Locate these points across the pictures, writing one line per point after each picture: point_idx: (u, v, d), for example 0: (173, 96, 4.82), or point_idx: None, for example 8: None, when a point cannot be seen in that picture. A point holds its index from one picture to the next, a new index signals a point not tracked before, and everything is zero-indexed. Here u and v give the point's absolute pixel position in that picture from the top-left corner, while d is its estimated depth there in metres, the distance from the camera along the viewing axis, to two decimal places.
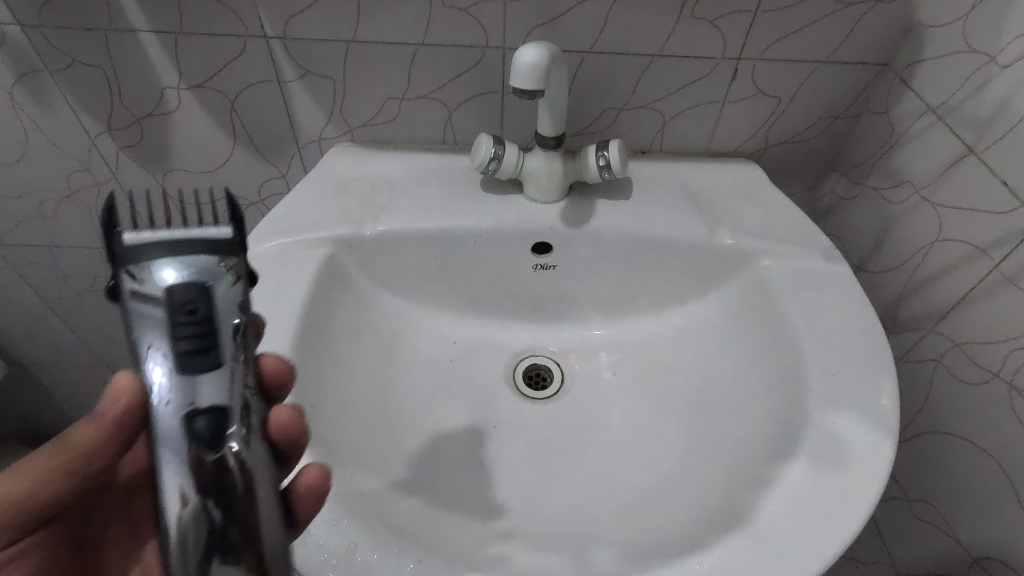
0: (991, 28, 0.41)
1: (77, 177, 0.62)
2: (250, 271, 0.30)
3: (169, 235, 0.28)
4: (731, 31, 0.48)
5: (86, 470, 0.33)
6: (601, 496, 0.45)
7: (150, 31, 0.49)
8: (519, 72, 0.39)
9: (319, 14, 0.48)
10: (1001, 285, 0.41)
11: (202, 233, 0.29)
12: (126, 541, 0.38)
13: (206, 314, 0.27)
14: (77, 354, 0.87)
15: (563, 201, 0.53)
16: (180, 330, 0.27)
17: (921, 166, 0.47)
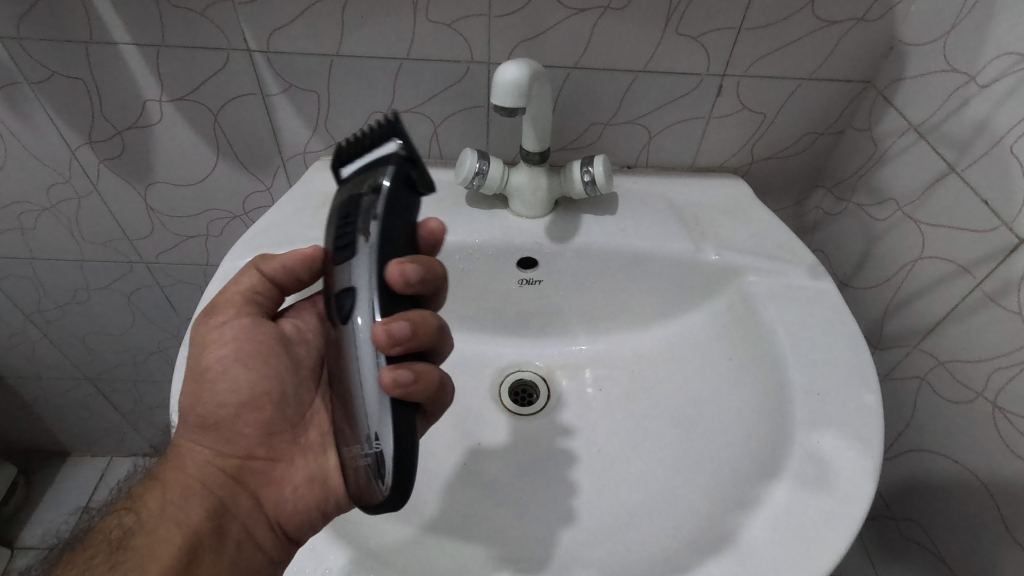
0: (970, 48, 0.41)
1: (57, 190, 0.61)
2: (410, 178, 0.37)
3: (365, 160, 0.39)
4: (714, 48, 0.48)
5: (215, 401, 0.41)
6: (586, 516, 0.45)
7: (132, 43, 0.49)
8: (500, 89, 0.39)
9: (302, 27, 0.47)
10: (984, 303, 0.41)
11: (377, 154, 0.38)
12: (307, 481, 0.42)
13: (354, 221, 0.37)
14: (57, 368, 0.85)
15: (548, 216, 0.52)
16: (335, 228, 0.38)
17: (903, 183, 0.48)
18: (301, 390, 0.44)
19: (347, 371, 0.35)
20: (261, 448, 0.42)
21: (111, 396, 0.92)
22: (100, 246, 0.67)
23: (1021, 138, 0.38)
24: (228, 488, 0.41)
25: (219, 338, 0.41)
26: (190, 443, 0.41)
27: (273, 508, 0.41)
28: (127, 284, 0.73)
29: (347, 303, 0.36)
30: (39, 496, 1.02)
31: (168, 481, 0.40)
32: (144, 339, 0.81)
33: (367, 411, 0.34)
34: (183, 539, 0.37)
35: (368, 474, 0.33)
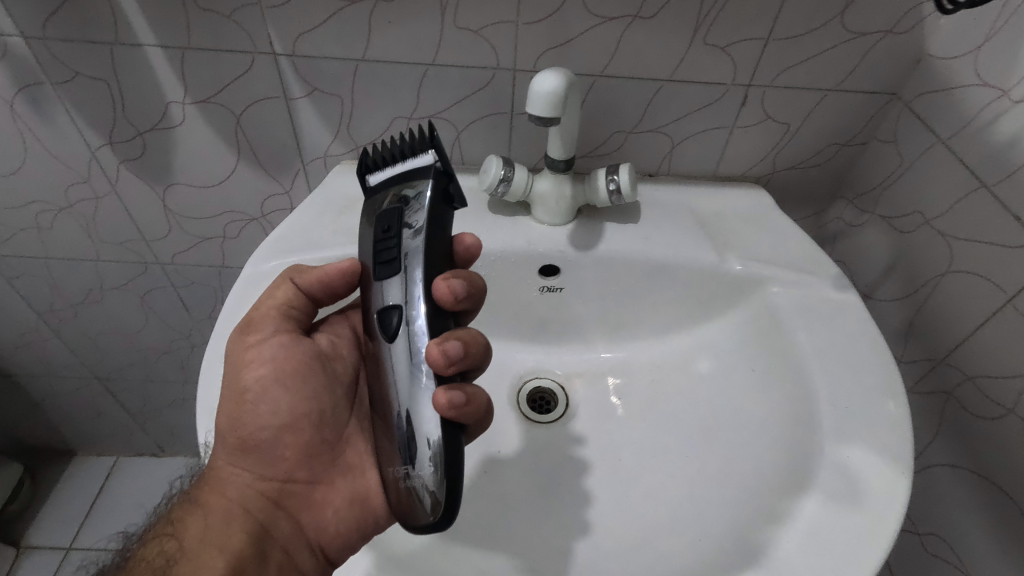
0: (1002, 63, 0.41)
1: (75, 190, 0.60)
2: (447, 192, 0.37)
3: (400, 168, 0.38)
4: (742, 58, 0.48)
5: (254, 423, 0.40)
6: (611, 527, 0.45)
7: (157, 45, 0.49)
8: (537, 99, 0.39)
9: (329, 32, 0.47)
10: (1016, 319, 0.41)
11: (414, 163, 0.38)
12: (348, 502, 0.42)
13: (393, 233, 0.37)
14: (67, 367, 0.85)
15: (571, 224, 0.52)
16: (377, 245, 0.38)
17: (930, 196, 0.48)
18: (338, 410, 0.43)
19: (387, 388, 0.36)
20: (301, 469, 0.42)
21: (119, 395, 0.91)
22: (116, 246, 0.67)
23: None
24: (269, 510, 0.41)
25: (259, 358, 0.41)
26: (229, 466, 0.41)
27: (314, 531, 0.41)
28: (141, 284, 0.72)
29: (392, 322, 0.36)
30: (45, 495, 1.02)
31: (209, 505, 0.40)
32: (155, 339, 0.81)
33: (415, 431, 0.34)
34: (227, 563, 0.37)
35: (417, 493, 0.33)
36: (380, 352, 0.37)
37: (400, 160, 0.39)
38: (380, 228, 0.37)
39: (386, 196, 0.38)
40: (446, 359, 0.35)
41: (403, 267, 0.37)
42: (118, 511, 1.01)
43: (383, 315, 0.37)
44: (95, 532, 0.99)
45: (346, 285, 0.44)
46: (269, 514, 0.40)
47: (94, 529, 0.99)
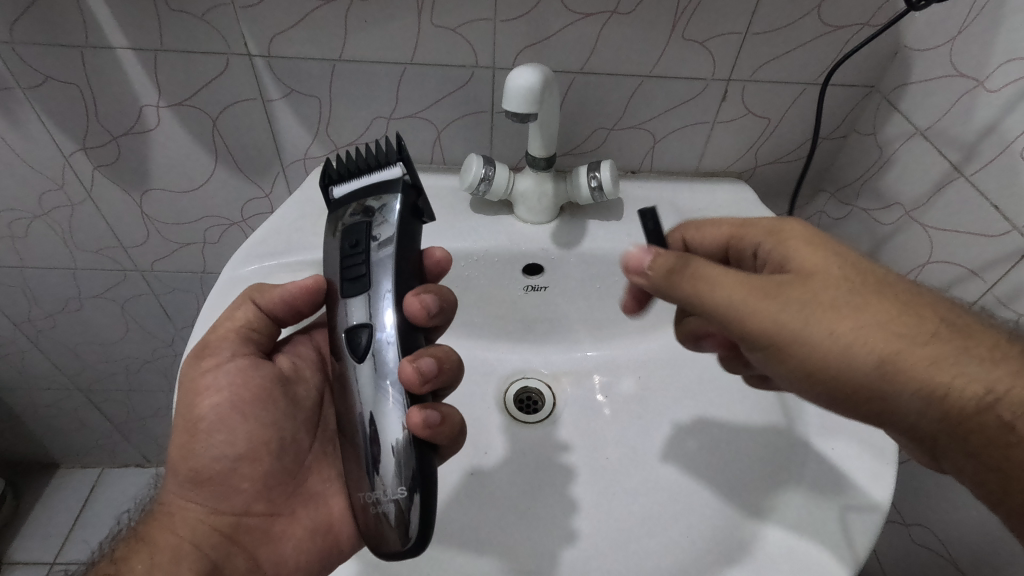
0: (976, 54, 0.41)
1: (50, 198, 0.59)
2: (416, 206, 0.37)
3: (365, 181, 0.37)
4: (720, 53, 0.48)
5: (208, 454, 0.39)
6: (599, 526, 0.44)
7: (130, 48, 0.48)
8: (512, 94, 0.39)
9: (305, 32, 0.47)
10: (997, 306, 0.42)
11: (380, 177, 0.37)
12: (310, 534, 0.41)
13: (359, 250, 0.36)
14: (47, 378, 0.83)
15: (554, 222, 0.52)
16: (342, 261, 0.37)
17: (909, 187, 0.48)
18: (300, 437, 0.43)
19: (353, 410, 0.35)
20: (258, 502, 0.41)
21: (102, 406, 0.90)
22: (93, 254, 0.66)
23: None
24: (225, 545, 0.39)
25: (214, 385, 0.40)
26: (183, 500, 0.40)
27: (272, 567, 0.40)
28: (121, 292, 0.71)
29: (358, 339, 0.35)
30: (27, 509, 1.00)
31: (157, 543, 0.38)
32: (136, 348, 0.80)
33: (385, 453, 0.33)
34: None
35: (386, 518, 0.33)
36: (344, 372, 0.36)
37: (362, 176, 0.38)
38: (345, 244, 0.37)
39: (348, 212, 0.37)
40: (422, 377, 0.35)
41: (369, 284, 0.36)
42: (102, 524, 0.99)
43: (348, 333, 0.36)
44: (79, 546, 0.97)
45: (309, 304, 0.43)
46: (223, 550, 0.39)
47: (78, 542, 0.97)
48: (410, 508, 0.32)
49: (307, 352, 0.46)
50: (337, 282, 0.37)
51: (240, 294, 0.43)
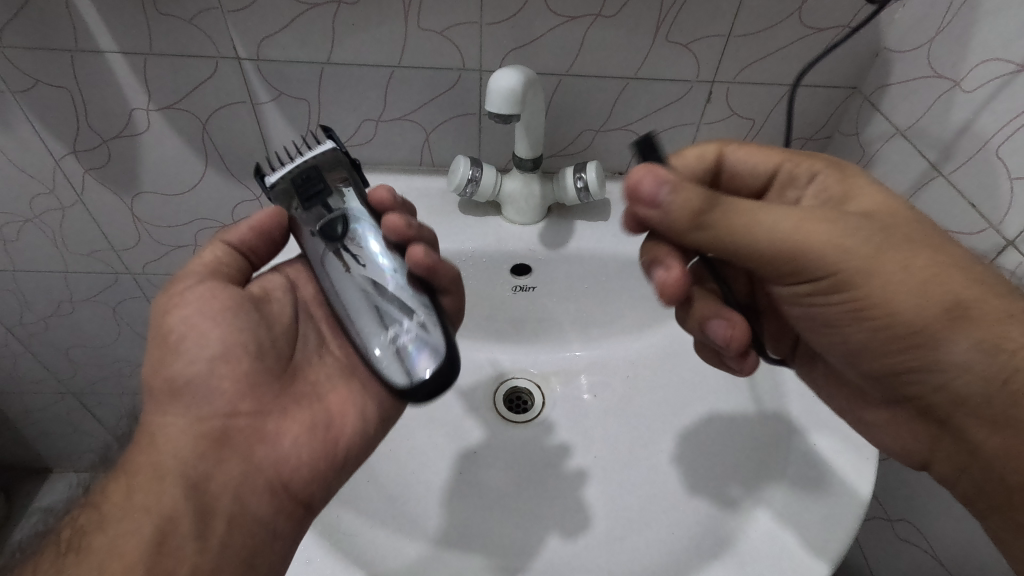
0: (953, 55, 0.42)
1: (40, 201, 0.59)
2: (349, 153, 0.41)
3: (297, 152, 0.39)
4: (704, 55, 0.48)
5: (184, 362, 0.37)
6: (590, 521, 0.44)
7: (119, 52, 0.48)
8: (495, 96, 0.39)
9: (293, 36, 0.47)
10: None
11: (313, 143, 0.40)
12: (308, 430, 0.39)
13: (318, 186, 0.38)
14: (39, 381, 0.83)
15: (542, 222, 0.52)
16: (287, 189, 0.38)
17: (891, 186, 0.49)
18: (281, 345, 0.41)
19: (366, 310, 0.37)
20: (245, 400, 0.38)
21: (94, 410, 0.90)
22: (84, 257, 0.66)
23: (1006, 141, 0.39)
24: (214, 449, 0.36)
25: (182, 299, 0.39)
26: (162, 415, 0.37)
27: (272, 466, 0.37)
28: (113, 295, 0.71)
29: (337, 228, 0.38)
30: (19, 514, 1.00)
31: (135, 467, 0.35)
32: (128, 351, 0.80)
33: (393, 305, 0.37)
34: (149, 525, 0.33)
35: (404, 354, 0.36)
36: (331, 267, 0.39)
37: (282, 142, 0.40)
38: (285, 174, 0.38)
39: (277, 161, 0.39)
40: (427, 256, 0.39)
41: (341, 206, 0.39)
42: None
43: (326, 229, 0.38)
44: None
45: (281, 230, 0.42)
46: (211, 454, 0.36)
47: None
48: (430, 329, 0.37)
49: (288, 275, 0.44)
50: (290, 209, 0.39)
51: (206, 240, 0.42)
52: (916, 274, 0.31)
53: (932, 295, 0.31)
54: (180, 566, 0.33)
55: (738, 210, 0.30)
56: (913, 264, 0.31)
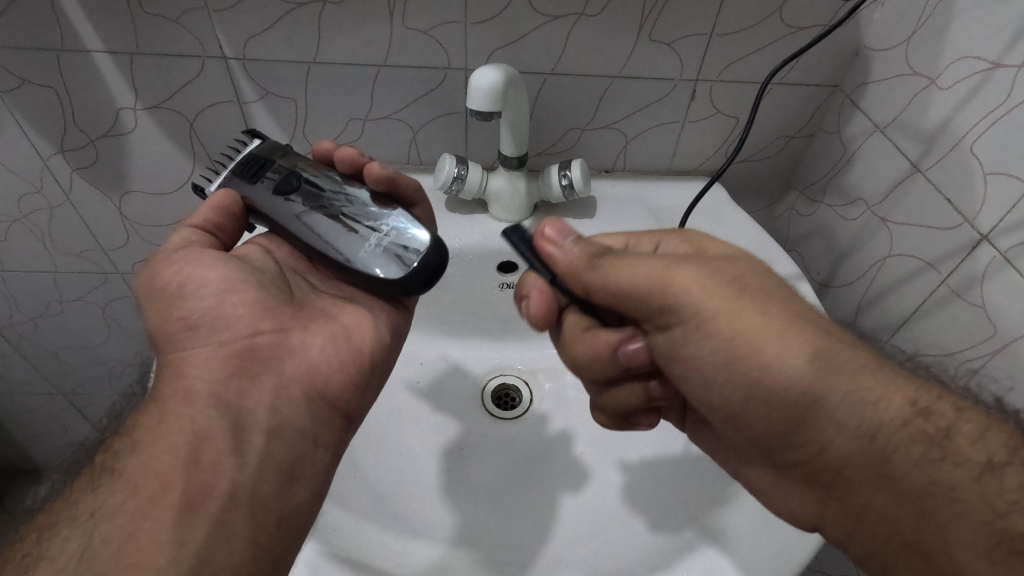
0: (930, 53, 0.43)
1: (27, 201, 0.59)
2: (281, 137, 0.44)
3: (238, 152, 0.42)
4: (687, 54, 0.49)
5: (192, 300, 0.38)
6: (578, 511, 0.45)
7: (105, 51, 0.48)
8: (476, 94, 0.40)
9: (279, 35, 0.47)
10: (950, 298, 0.43)
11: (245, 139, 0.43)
12: (330, 341, 0.41)
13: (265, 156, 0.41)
14: (29, 382, 0.83)
15: (527, 220, 0.53)
16: (234, 179, 0.41)
17: (872, 182, 0.49)
18: (279, 283, 0.42)
19: (343, 224, 0.39)
20: (265, 320, 0.39)
21: (85, 411, 0.90)
22: (73, 257, 0.66)
23: (981, 137, 0.39)
24: (243, 369, 0.37)
25: (173, 258, 0.39)
26: (183, 350, 0.37)
27: (304, 374, 0.39)
28: (102, 294, 0.71)
29: (293, 181, 0.40)
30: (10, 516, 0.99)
31: (164, 394, 0.35)
32: (119, 351, 0.80)
33: (368, 212, 0.39)
34: (184, 441, 0.32)
35: (399, 249, 0.38)
36: (307, 216, 0.39)
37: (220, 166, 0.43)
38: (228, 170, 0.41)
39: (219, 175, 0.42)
40: (384, 171, 0.43)
41: (296, 159, 0.41)
42: None
43: (283, 186, 0.40)
44: None
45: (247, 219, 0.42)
46: (241, 371, 0.36)
47: None
48: (411, 219, 0.39)
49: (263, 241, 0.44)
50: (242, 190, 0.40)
51: (177, 228, 0.41)
52: (731, 329, 0.32)
53: (720, 380, 0.33)
54: (222, 475, 0.32)
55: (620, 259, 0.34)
56: (703, 294, 0.32)
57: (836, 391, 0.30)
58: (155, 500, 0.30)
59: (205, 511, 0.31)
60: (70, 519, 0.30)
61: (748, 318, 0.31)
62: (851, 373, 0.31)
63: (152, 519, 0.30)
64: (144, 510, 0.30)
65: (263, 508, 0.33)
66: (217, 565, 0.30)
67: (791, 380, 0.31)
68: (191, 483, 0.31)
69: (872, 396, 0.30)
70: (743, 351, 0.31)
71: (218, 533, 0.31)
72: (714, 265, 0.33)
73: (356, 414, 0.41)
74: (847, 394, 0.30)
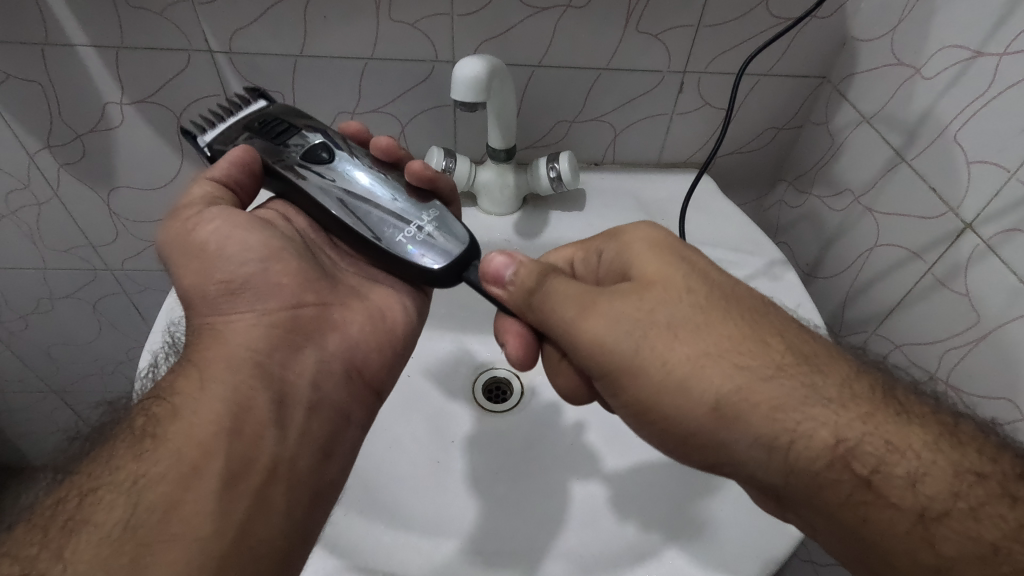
0: (914, 43, 0.43)
1: (16, 197, 0.59)
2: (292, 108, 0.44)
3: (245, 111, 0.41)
4: (675, 46, 0.49)
5: (231, 264, 0.38)
6: (586, 499, 0.44)
7: (91, 45, 0.48)
8: (460, 84, 0.40)
9: (265, 28, 0.47)
10: (935, 287, 0.43)
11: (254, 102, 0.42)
12: (368, 319, 0.41)
13: (282, 125, 0.40)
14: (21, 380, 0.83)
15: (516, 213, 0.53)
16: (247, 135, 0.40)
17: (859, 171, 0.49)
18: (316, 258, 0.42)
19: (365, 211, 0.38)
20: (309, 292, 0.40)
21: (77, 409, 0.89)
22: (62, 254, 0.66)
23: (964, 127, 0.40)
24: (288, 339, 0.37)
25: (203, 218, 0.38)
26: (223, 315, 0.37)
27: (346, 350, 0.40)
28: (91, 292, 0.71)
29: (321, 155, 0.39)
30: None
31: (207, 359, 0.35)
32: (110, 348, 0.80)
33: (390, 199, 0.39)
34: (227, 412, 0.33)
35: (424, 240, 0.37)
36: (321, 194, 0.38)
37: (217, 117, 0.41)
38: (242, 123, 0.40)
39: (231, 123, 0.40)
40: (426, 167, 0.42)
41: (317, 131, 0.41)
42: None
43: (308, 156, 0.39)
44: None
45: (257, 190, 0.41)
46: (287, 343, 0.37)
47: None
48: (444, 216, 0.39)
49: (284, 207, 0.43)
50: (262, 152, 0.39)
51: (195, 180, 0.40)
52: (643, 381, 0.33)
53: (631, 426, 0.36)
54: (264, 450, 0.33)
55: (550, 296, 0.35)
56: (620, 344, 0.33)
57: (743, 433, 0.31)
58: (197, 471, 0.30)
59: (246, 484, 0.31)
60: (112, 484, 0.29)
61: (654, 366, 0.32)
62: (761, 416, 0.31)
63: (196, 489, 0.30)
64: (185, 480, 0.30)
65: (300, 482, 0.34)
66: (255, 538, 0.31)
67: (693, 428, 0.32)
68: (233, 455, 0.32)
69: (784, 439, 0.30)
70: (694, 386, 0.31)
71: (259, 508, 0.31)
72: (619, 309, 0.33)
73: (388, 391, 0.42)
74: (756, 437, 0.31)
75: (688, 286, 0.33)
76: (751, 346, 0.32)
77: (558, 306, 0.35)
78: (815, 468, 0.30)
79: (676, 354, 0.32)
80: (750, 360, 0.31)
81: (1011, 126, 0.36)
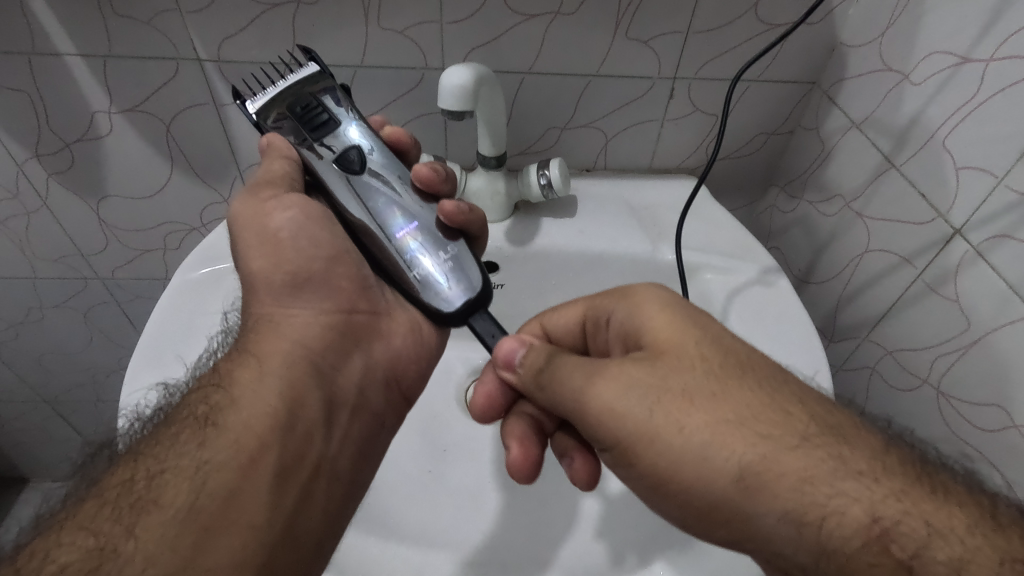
0: (902, 48, 0.43)
1: (4, 206, 0.59)
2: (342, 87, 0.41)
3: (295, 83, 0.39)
4: (665, 52, 0.49)
5: (300, 257, 0.39)
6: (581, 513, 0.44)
7: (79, 55, 0.48)
8: (447, 92, 0.40)
9: (253, 36, 0.47)
10: (926, 292, 0.43)
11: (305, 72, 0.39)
12: (410, 330, 0.42)
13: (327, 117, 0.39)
14: (12, 390, 0.82)
15: (507, 220, 0.53)
16: (292, 121, 0.39)
17: (850, 176, 0.49)
18: None
19: (382, 234, 0.38)
20: (363, 299, 0.40)
21: (69, 419, 0.89)
22: (51, 262, 0.65)
23: (953, 132, 0.40)
24: (340, 344, 0.39)
25: (280, 206, 0.38)
26: (282, 308, 0.38)
27: (385, 360, 0.41)
28: (82, 301, 0.71)
29: (353, 164, 0.39)
30: None
31: (263, 351, 0.35)
32: (102, 357, 0.79)
33: (409, 224, 0.38)
34: (284, 406, 0.33)
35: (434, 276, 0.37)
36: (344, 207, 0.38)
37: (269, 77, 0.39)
38: (289, 102, 0.39)
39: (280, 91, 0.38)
40: (460, 209, 0.39)
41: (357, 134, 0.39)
42: None
43: (341, 163, 0.39)
44: None
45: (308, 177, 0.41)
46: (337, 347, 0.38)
47: None
48: (463, 255, 0.38)
49: None
50: (299, 140, 0.39)
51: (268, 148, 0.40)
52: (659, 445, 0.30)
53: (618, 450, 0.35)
54: (314, 449, 0.34)
55: (563, 365, 0.34)
56: (629, 410, 0.31)
57: (769, 507, 0.28)
58: (255, 462, 0.31)
59: (298, 480, 0.32)
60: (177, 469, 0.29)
61: (667, 437, 0.30)
62: (791, 484, 0.28)
63: (254, 482, 0.30)
64: (247, 472, 0.30)
65: (337, 482, 0.35)
66: (298, 530, 0.32)
67: (707, 473, 0.29)
68: (289, 448, 0.32)
69: (818, 515, 0.27)
70: (714, 453, 0.29)
71: (303, 503, 0.32)
72: (629, 371, 0.32)
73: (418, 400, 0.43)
74: (786, 511, 0.27)
75: (702, 355, 0.31)
76: (776, 415, 0.29)
77: (576, 374, 0.33)
78: (850, 531, 0.27)
79: (694, 419, 0.30)
80: (767, 428, 0.29)
81: (999, 131, 0.36)
